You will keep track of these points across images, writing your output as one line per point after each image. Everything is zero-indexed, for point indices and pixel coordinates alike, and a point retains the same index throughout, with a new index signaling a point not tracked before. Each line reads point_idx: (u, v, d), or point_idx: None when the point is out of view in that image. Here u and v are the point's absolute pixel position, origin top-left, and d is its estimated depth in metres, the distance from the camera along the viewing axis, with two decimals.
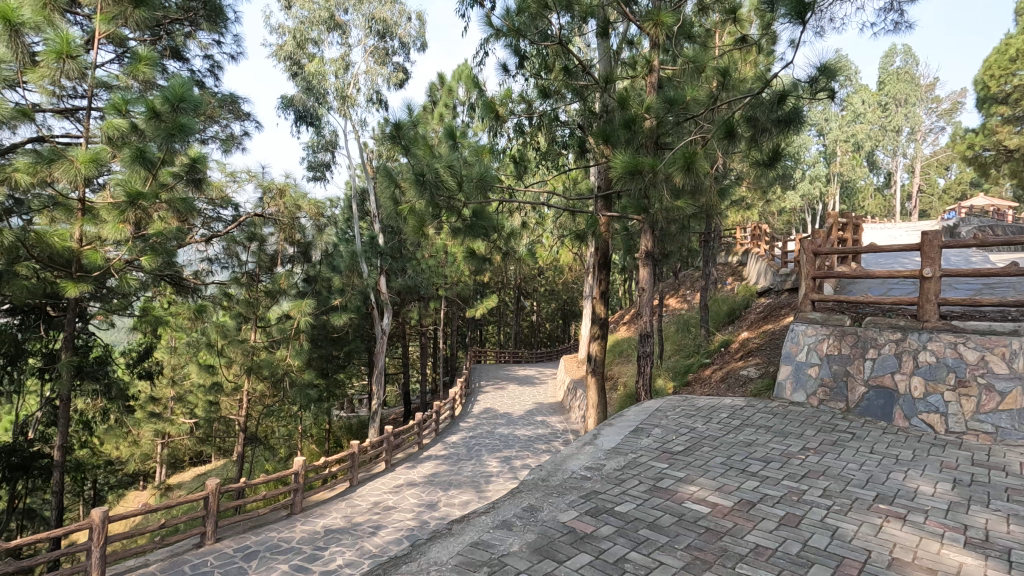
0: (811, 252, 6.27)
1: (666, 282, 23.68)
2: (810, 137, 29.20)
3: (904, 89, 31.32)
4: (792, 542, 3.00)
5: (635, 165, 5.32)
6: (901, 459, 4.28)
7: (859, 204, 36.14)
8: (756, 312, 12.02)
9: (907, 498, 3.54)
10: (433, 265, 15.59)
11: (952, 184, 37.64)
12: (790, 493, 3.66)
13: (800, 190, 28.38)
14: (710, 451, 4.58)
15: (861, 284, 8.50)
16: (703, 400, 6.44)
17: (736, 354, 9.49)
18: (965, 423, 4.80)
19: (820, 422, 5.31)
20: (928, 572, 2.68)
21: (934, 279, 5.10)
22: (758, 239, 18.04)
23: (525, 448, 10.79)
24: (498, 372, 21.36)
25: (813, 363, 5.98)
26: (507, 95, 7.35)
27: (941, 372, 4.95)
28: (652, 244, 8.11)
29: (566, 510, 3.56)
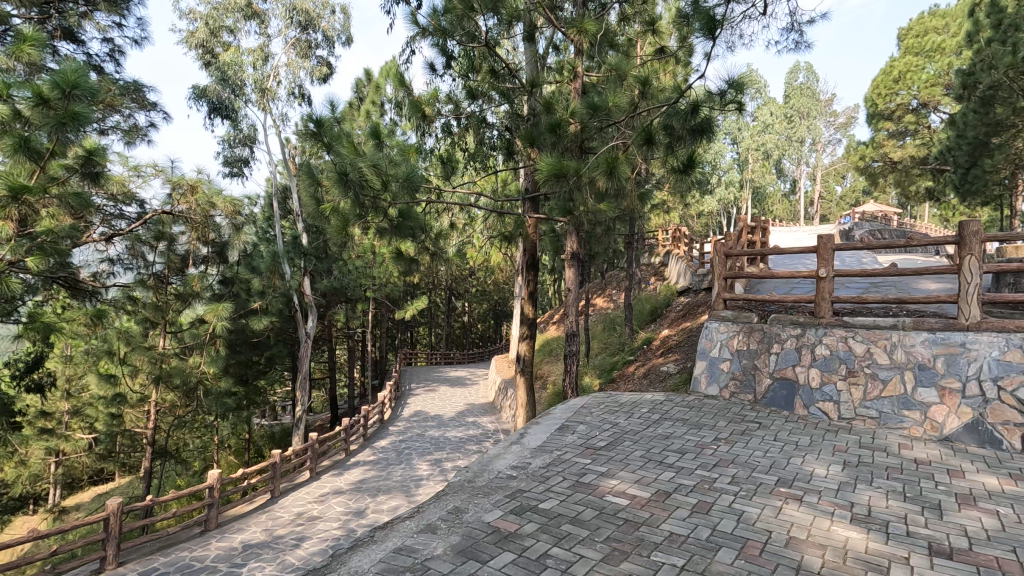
0: (723, 253, 6.65)
1: (594, 282, 24.47)
2: (725, 145, 31.18)
3: (807, 103, 34.30)
4: (702, 528, 3.18)
5: (560, 168, 5.49)
6: (801, 444, 4.65)
7: (768, 209, 38.90)
8: (676, 311, 12.65)
9: (804, 480, 3.85)
10: (362, 265, 15.21)
11: (847, 192, 41.41)
12: (702, 482, 3.87)
13: (718, 196, 30.14)
14: (631, 445, 4.77)
15: (768, 284, 9.14)
16: (626, 396, 6.68)
17: (658, 351, 9.94)
18: (854, 410, 5.27)
19: (732, 413, 5.66)
20: (819, 548, 2.93)
21: (828, 279, 5.56)
22: (678, 240, 19.05)
23: (456, 449, 10.76)
24: (430, 372, 21.55)
25: (725, 358, 6.38)
26: (434, 94, 7.28)
27: (834, 364, 5.43)
28: (578, 245, 8.35)
29: (490, 510, 3.59)
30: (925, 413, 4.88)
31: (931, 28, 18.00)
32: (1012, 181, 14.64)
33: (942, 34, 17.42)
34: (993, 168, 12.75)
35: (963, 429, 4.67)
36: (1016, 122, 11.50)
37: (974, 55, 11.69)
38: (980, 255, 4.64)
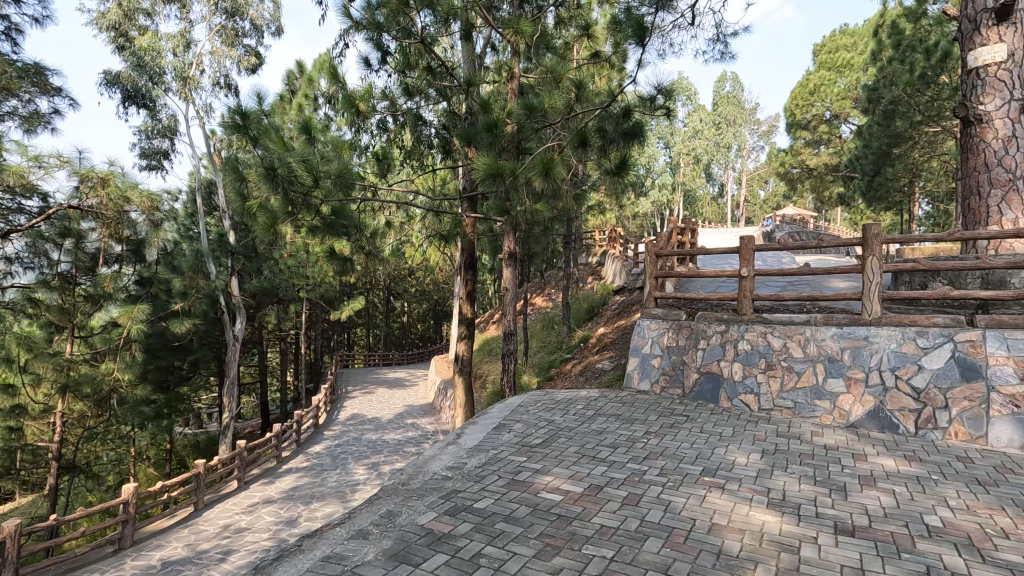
0: (654, 253, 6.88)
1: (533, 282, 24.79)
2: (659, 149, 32.38)
3: (733, 111, 36.22)
4: (631, 519, 3.29)
5: (496, 168, 5.51)
6: (725, 435, 4.89)
7: (698, 211, 40.76)
8: (612, 309, 12.97)
9: (726, 469, 4.06)
10: (294, 265, 14.66)
11: (769, 196, 44.06)
12: (632, 475, 4.00)
13: (652, 198, 31.20)
14: (566, 442, 4.85)
15: (696, 283, 9.55)
16: (562, 393, 6.79)
17: (594, 349, 10.16)
18: (773, 401, 5.58)
19: (662, 407, 5.87)
20: (738, 532, 3.09)
21: (750, 278, 5.89)
22: (614, 241, 19.60)
23: (394, 452, 10.55)
24: (367, 374, 21.08)
25: (656, 354, 6.60)
26: (369, 90, 7.11)
27: (755, 358, 5.77)
28: (515, 244, 8.42)
29: (424, 512, 3.55)
30: (834, 402, 5.25)
31: (841, 46, 19.50)
32: (910, 189, 16.03)
33: (851, 53, 18.88)
34: (894, 176, 13.92)
35: (866, 415, 5.06)
36: (912, 134, 12.61)
37: (878, 73, 12.72)
38: (881, 255, 5.06)
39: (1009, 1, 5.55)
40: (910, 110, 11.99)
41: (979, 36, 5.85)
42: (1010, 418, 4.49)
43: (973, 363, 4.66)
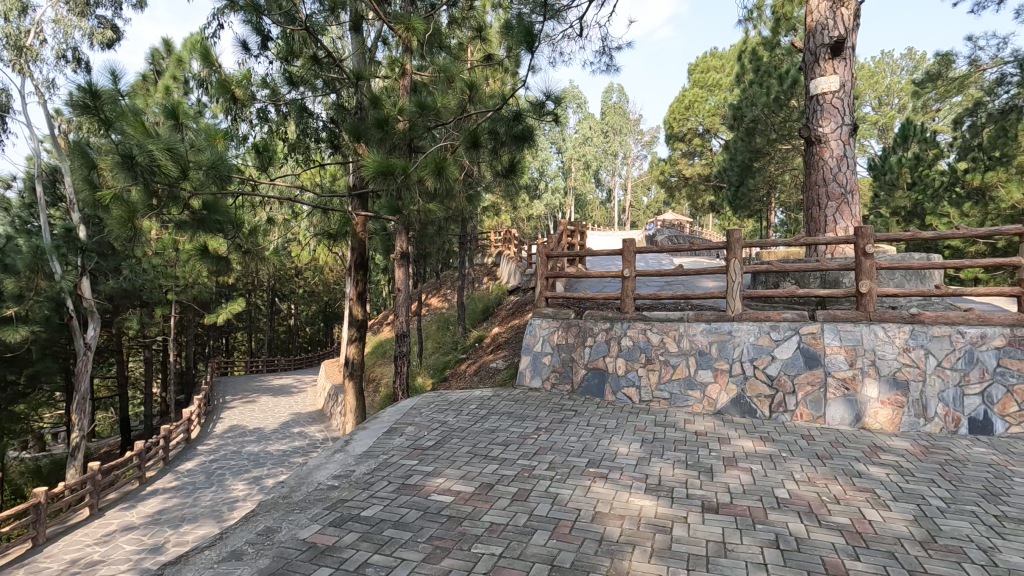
0: (544, 254, 7.09)
1: (428, 282, 24.53)
2: (552, 154, 33.49)
3: (619, 121, 38.44)
4: (520, 514, 3.36)
5: (387, 166, 5.36)
6: (609, 427, 5.16)
7: (588, 215, 42.70)
8: (506, 309, 13.18)
9: (610, 459, 4.29)
10: (160, 264, 13.20)
11: (652, 202, 47.32)
12: (522, 471, 4.09)
13: (545, 200, 32.19)
14: (458, 442, 4.84)
15: (584, 283, 9.98)
16: (456, 394, 6.77)
17: (488, 349, 10.27)
18: (652, 392, 5.98)
19: (552, 403, 6.06)
20: (618, 518, 3.28)
21: (631, 278, 6.27)
22: (509, 242, 19.97)
23: (278, 464, 9.90)
24: (249, 382, 19.58)
25: (547, 352, 6.80)
26: (247, 75, 6.59)
27: (636, 353, 6.15)
28: (407, 244, 8.27)
29: (307, 526, 3.37)
30: (704, 391, 5.73)
31: (711, 67, 21.40)
32: (767, 199, 18.02)
33: (719, 74, 20.79)
34: (755, 187, 15.56)
35: (730, 402, 5.59)
36: (769, 150, 14.18)
37: (741, 94, 14.15)
38: (742, 258, 5.63)
39: (840, 39, 6.43)
40: (767, 129, 13.50)
41: (818, 66, 6.71)
42: (842, 399, 5.21)
43: (813, 353, 5.37)
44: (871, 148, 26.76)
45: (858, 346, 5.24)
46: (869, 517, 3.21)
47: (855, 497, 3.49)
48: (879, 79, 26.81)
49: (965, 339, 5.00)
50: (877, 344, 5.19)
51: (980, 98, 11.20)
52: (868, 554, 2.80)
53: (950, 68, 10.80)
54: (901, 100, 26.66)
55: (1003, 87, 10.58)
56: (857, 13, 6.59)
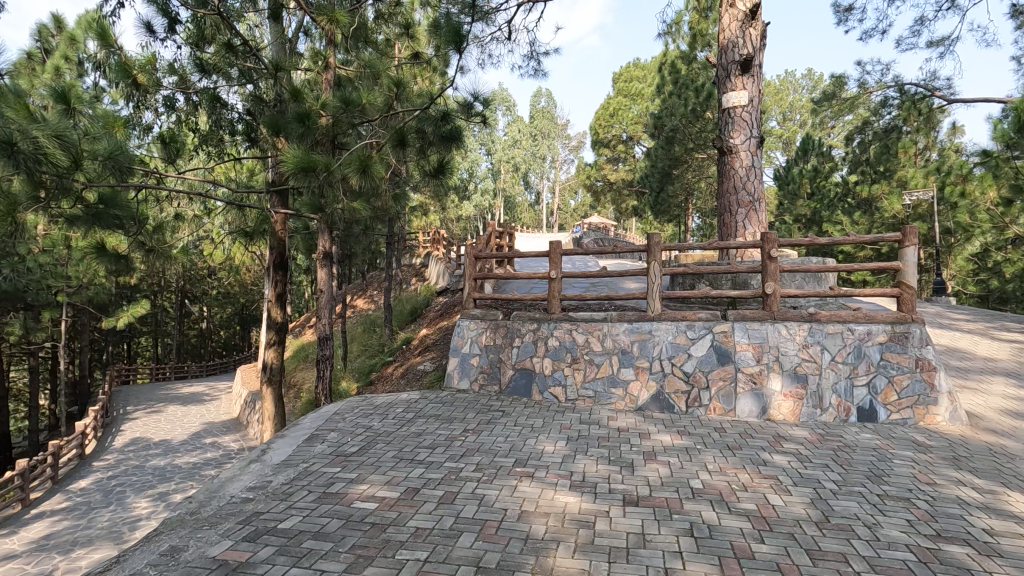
0: (473, 255, 7.07)
1: (354, 283, 23.81)
2: (481, 155, 33.55)
3: (548, 125, 39.15)
4: (446, 518, 3.33)
5: (309, 162, 5.15)
6: (536, 427, 5.23)
7: (518, 217, 43.16)
8: (434, 311, 13.04)
9: (536, 458, 4.35)
10: (49, 262, 11.92)
11: (579, 206, 48.55)
12: (449, 473, 4.06)
13: (474, 201, 32.17)
14: (383, 447, 4.73)
15: (512, 284, 10.06)
16: (382, 397, 6.61)
17: (416, 351, 10.11)
18: (577, 391, 6.13)
19: (480, 404, 6.07)
20: (544, 516, 3.33)
21: (558, 279, 6.40)
22: (438, 243, 19.79)
23: (187, 478, 9.23)
24: (154, 391, 18.13)
25: (475, 353, 6.78)
26: (152, 59, 6.11)
27: (562, 353, 6.28)
28: (330, 243, 7.98)
29: (217, 543, 3.16)
30: (626, 389, 5.94)
31: (634, 77, 22.27)
32: (685, 205, 19.00)
33: (641, 84, 21.68)
34: (674, 193, 16.36)
35: (650, 399, 5.83)
36: (687, 158, 14.95)
37: (661, 104, 14.80)
38: (661, 260, 5.90)
39: (748, 57, 6.90)
40: (685, 138, 14.22)
41: (729, 81, 7.15)
42: (750, 393, 5.58)
43: (725, 350, 5.73)
44: (776, 159, 28.94)
45: (764, 343, 5.65)
46: (773, 502, 3.46)
47: (761, 484, 3.75)
48: (783, 96, 29.02)
49: (854, 336, 5.51)
50: (780, 341, 5.62)
51: (868, 117, 12.39)
52: (772, 537, 3.01)
53: (843, 89, 11.89)
54: (802, 117, 29.01)
55: (886, 108, 11.77)
56: (763, 33, 7.09)
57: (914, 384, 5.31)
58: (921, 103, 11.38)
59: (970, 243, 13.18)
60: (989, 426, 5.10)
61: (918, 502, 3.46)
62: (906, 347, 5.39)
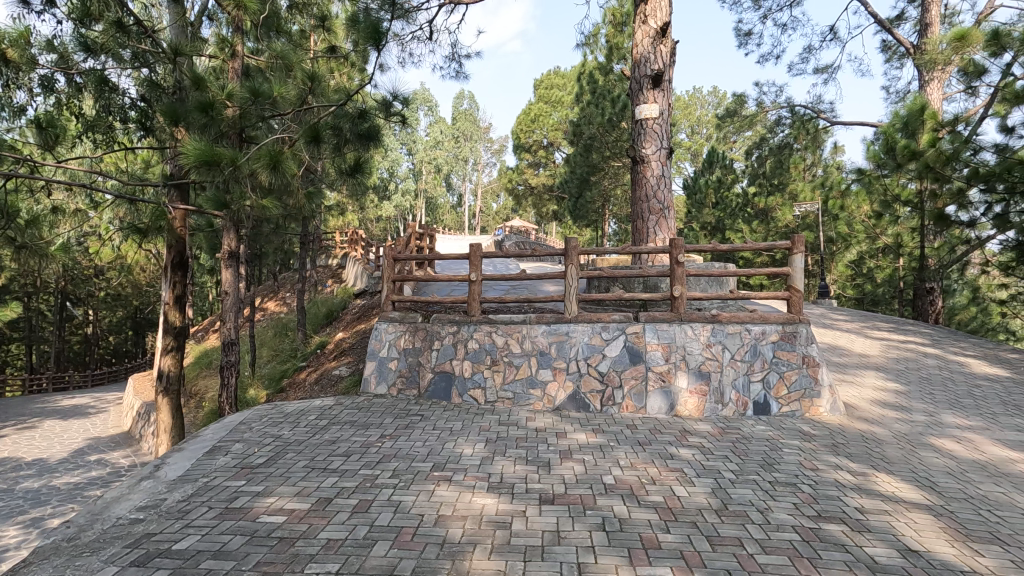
0: (391, 256, 6.92)
1: (264, 285, 22.56)
2: (403, 155, 32.99)
3: (470, 127, 39.22)
4: (360, 527, 3.24)
5: (212, 155, 4.82)
6: (455, 430, 5.20)
7: (439, 219, 42.82)
8: (351, 314, 12.62)
9: (454, 461, 4.33)
10: None
11: (500, 209, 48.98)
12: (364, 481, 3.94)
13: (395, 202, 31.54)
14: (293, 457, 4.51)
15: (433, 286, 9.95)
16: (293, 404, 6.30)
17: (331, 355, 9.74)
18: (496, 392, 6.17)
19: (398, 409, 5.95)
20: (461, 519, 3.32)
21: (478, 282, 6.41)
22: (356, 243, 19.22)
23: (67, 500, 8.29)
24: (27, 405, 16.15)
25: (393, 357, 6.62)
26: (25, 34, 5.44)
27: (482, 355, 6.30)
28: (236, 242, 7.51)
29: (100, 570, 2.87)
30: (544, 390, 6.06)
31: (555, 85, 22.82)
32: (602, 211, 19.72)
33: (562, 91, 22.28)
34: (592, 199, 16.94)
35: (567, 399, 5.98)
36: (604, 166, 15.53)
37: (580, 112, 15.28)
38: (578, 264, 6.08)
39: (659, 72, 7.28)
40: (602, 146, 14.79)
41: (642, 94, 7.51)
42: (659, 390, 5.87)
43: (637, 350, 6.00)
44: (684, 170, 30.76)
45: (672, 343, 5.97)
46: (678, 493, 3.66)
47: (667, 477, 3.96)
48: (692, 111, 30.94)
49: (751, 335, 5.97)
50: (686, 341, 5.97)
51: (764, 134, 13.48)
52: (676, 527, 3.19)
53: (743, 107, 12.87)
54: (708, 131, 31.05)
55: (780, 127, 12.87)
56: (673, 50, 7.51)
57: (801, 379, 5.82)
58: (809, 123, 12.55)
59: (848, 252, 14.68)
60: (863, 415, 5.71)
61: (803, 487, 3.80)
62: (794, 345, 5.91)
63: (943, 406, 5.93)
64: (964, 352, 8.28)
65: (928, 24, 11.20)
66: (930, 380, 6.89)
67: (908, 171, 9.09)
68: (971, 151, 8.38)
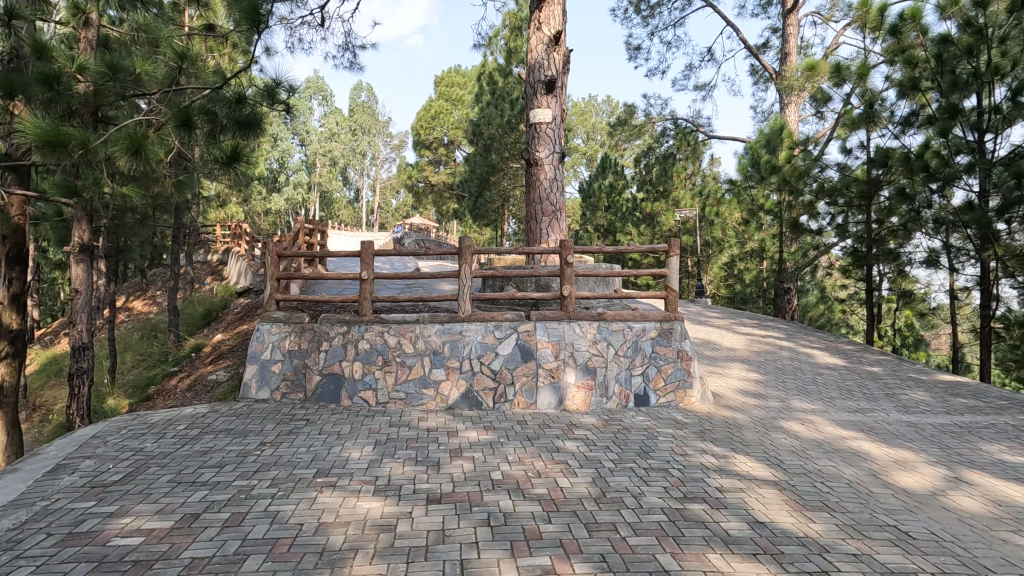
0: (275, 253, 6.51)
1: (130, 283, 20.29)
2: (294, 146, 31.19)
3: (369, 121, 38.13)
4: (231, 542, 3.03)
5: (58, 135, 4.24)
6: (342, 433, 5.03)
7: (334, 214, 41.10)
8: (232, 313, 11.72)
9: (340, 466, 4.18)
10: None
11: (400, 206, 47.97)
12: (238, 493, 3.69)
13: (285, 195, 29.78)
14: (157, 471, 4.11)
15: (323, 285, 9.52)
16: (159, 414, 5.72)
17: (207, 359, 8.99)
18: (388, 394, 6.04)
19: (280, 415, 5.62)
20: (343, 525, 3.21)
21: (369, 281, 6.23)
22: (240, 238, 17.89)
23: None
24: None
25: (276, 359, 6.24)
26: None
27: (373, 356, 6.13)
28: (89, 232, 6.67)
29: None
30: (437, 389, 6.03)
31: (455, 83, 22.79)
32: (502, 212, 20.03)
33: (462, 90, 22.33)
34: (490, 199, 17.12)
35: (460, 397, 6.01)
36: (503, 167, 15.78)
37: (479, 112, 15.42)
38: (473, 263, 6.12)
39: (552, 79, 7.54)
40: (501, 147, 15.03)
41: (536, 99, 7.71)
42: (549, 386, 6.08)
43: (528, 348, 6.17)
44: (580, 174, 32.02)
45: (560, 341, 6.22)
46: (561, 485, 3.82)
47: (552, 469, 4.11)
48: (588, 117, 32.32)
49: (632, 332, 6.36)
50: (574, 338, 6.25)
51: (652, 144, 14.41)
52: (557, 516, 3.33)
53: (632, 117, 13.68)
54: (602, 137, 32.58)
55: (665, 137, 13.84)
56: (566, 58, 7.80)
57: (676, 371, 6.31)
58: (690, 136, 13.75)
59: (721, 256, 16.11)
60: (727, 403, 6.31)
61: (673, 471, 4.13)
62: (670, 341, 6.40)
63: (792, 393, 6.71)
64: (812, 345, 9.41)
65: (787, 53, 12.59)
66: (784, 370, 7.78)
67: (769, 183, 10.18)
68: (819, 168, 9.58)
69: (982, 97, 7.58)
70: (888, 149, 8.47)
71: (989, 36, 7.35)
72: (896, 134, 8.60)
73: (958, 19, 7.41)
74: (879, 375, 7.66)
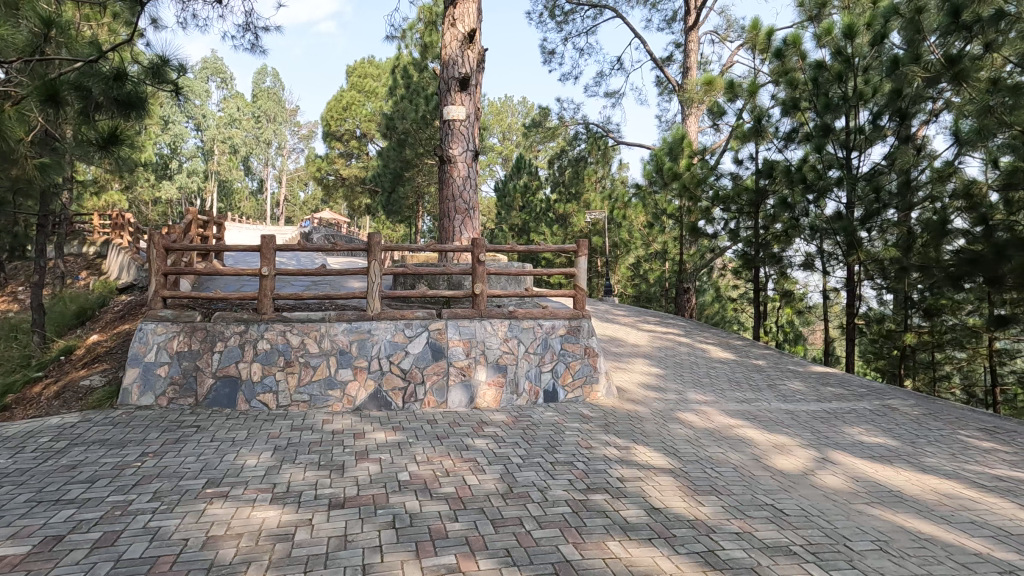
0: (162, 247, 5.98)
1: None
2: (189, 130, 28.78)
3: (274, 108, 36.18)
4: (102, 564, 2.74)
5: None
6: (237, 440, 4.71)
7: (234, 205, 38.41)
8: (112, 311, 10.60)
9: (233, 475, 3.91)
10: None
11: (308, 200, 45.79)
12: (112, 509, 3.34)
13: (178, 182, 27.44)
14: (10, 491, 3.62)
15: (219, 281, 8.85)
16: (16, 426, 5.05)
17: (79, 362, 8.06)
18: (290, 396, 5.74)
19: (166, 422, 5.16)
20: (235, 538, 3.01)
21: (270, 277, 5.88)
22: (122, 229, 16.22)
23: None
24: None
25: (163, 362, 5.73)
26: None
27: (274, 357, 5.80)
28: None
29: None
30: (343, 390, 5.82)
31: (369, 74, 22.08)
32: (416, 209, 19.72)
33: (376, 82, 21.76)
34: (404, 195, 16.80)
35: (368, 397, 5.84)
36: (417, 163, 15.54)
37: (393, 106, 15.10)
38: (382, 260, 5.97)
39: (466, 77, 7.52)
40: (415, 142, 14.78)
41: (450, 96, 7.65)
42: (460, 384, 6.07)
43: (439, 346, 6.13)
44: (496, 173, 32.26)
45: (471, 339, 6.22)
46: (469, 482, 3.82)
47: (460, 467, 4.11)
48: (504, 117, 32.61)
49: (542, 329, 6.50)
50: (484, 336, 6.28)
51: (565, 146, 14.83)
52: (463, 514, 3.33)
53: (546, 119, 14.01)
54: (517, 138, 33.04)
55: (577, 141, 14.31)
56: (480, 57, 7.80)
57: (583, 367, 6.53)
58: (600, 141, 14.27)
59: (628, 257, 16.89)
60: (630, 397, 6.62)
61: (578, 464, 4.26)
62: (578, 337, 6.61)
63: (689, 386, 7.18)
64: (707, 341, 10.12)
65: (688, 67, 13.44)
66: (681, 364, 8.29)
67: (672, 190, 10.90)
68: (715, 177, 10.32)
69: (850, 118, 8.44)
70: (773, 161, 9.26)
71: (855, 65, 8.23)
72: (780, 148, 9.42)
73: (831, 48, 8.28)
74: (763, 368, 8.40)
